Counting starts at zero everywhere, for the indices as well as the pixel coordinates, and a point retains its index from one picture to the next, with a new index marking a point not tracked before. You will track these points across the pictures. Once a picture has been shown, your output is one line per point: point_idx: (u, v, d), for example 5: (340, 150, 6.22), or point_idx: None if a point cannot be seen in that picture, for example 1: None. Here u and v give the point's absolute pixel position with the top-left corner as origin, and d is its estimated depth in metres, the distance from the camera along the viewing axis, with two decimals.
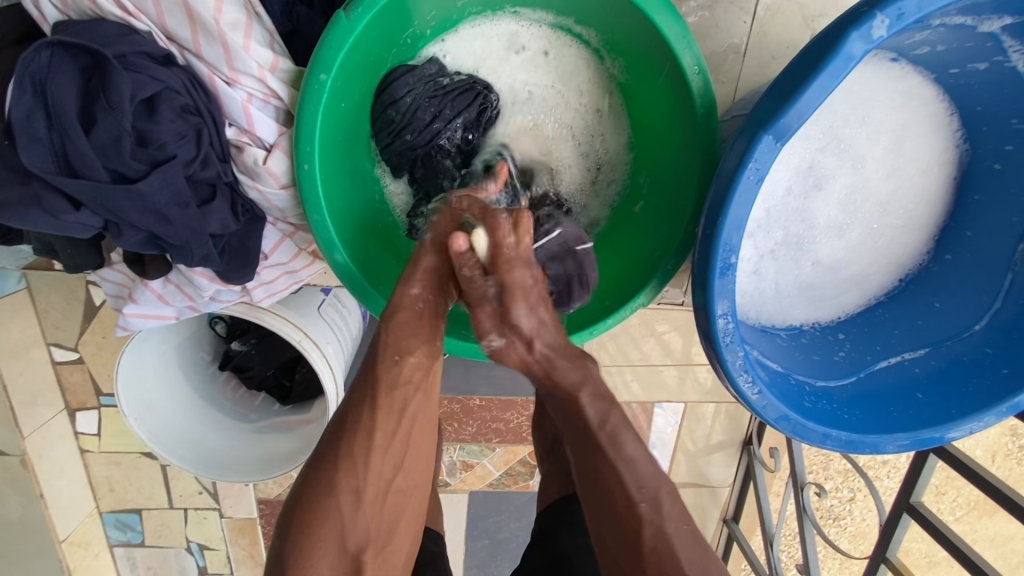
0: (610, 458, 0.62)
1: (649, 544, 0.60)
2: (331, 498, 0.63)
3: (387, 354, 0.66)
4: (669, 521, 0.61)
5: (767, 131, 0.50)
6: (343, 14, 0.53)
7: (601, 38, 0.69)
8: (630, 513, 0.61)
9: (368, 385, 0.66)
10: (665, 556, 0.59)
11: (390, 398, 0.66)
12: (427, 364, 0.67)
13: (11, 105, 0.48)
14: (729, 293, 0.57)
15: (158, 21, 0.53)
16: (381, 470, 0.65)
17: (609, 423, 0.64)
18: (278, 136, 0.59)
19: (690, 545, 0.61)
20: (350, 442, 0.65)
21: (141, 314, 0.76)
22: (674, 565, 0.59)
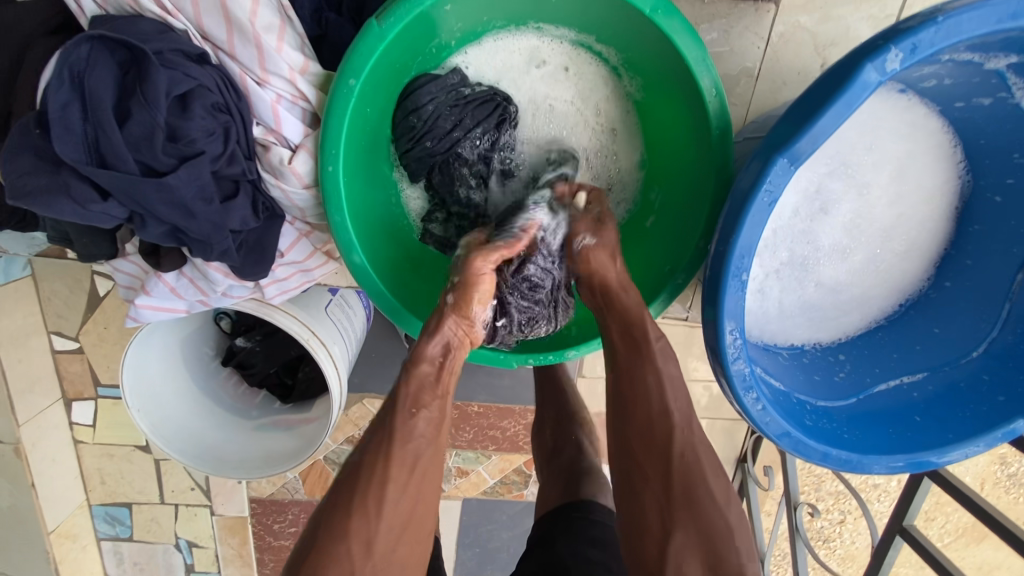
0: (659, 368, 0.65)
1: (679, 452, 0.62)
2: (340, 544, 0.59)
3: (404, 409, 0.65)
4: (699, 436, 0.63)
5: (782, 154, 0.52)
6: (375, 22, 0.55)
7: (621, 58, 0.70)
8: (664, 423, 0.63)
9: (383, 436, 0.64)
10: (693, 466, 0.61)
11: (405, 451, 0.64)
12: (441, 419, 0.67)
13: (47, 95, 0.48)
14: (738, 308, 0.58)
15: (194, 20, 0.54)
16: (393, 522, 0.62)
17: (662, 342, 0.66)
18: (303, 136, 0.60)
19: (719, 469, 0.63)
20: (365, 489, 0.62)
21: (152, 306, 0.77)
22: (698, 475, 0.61)
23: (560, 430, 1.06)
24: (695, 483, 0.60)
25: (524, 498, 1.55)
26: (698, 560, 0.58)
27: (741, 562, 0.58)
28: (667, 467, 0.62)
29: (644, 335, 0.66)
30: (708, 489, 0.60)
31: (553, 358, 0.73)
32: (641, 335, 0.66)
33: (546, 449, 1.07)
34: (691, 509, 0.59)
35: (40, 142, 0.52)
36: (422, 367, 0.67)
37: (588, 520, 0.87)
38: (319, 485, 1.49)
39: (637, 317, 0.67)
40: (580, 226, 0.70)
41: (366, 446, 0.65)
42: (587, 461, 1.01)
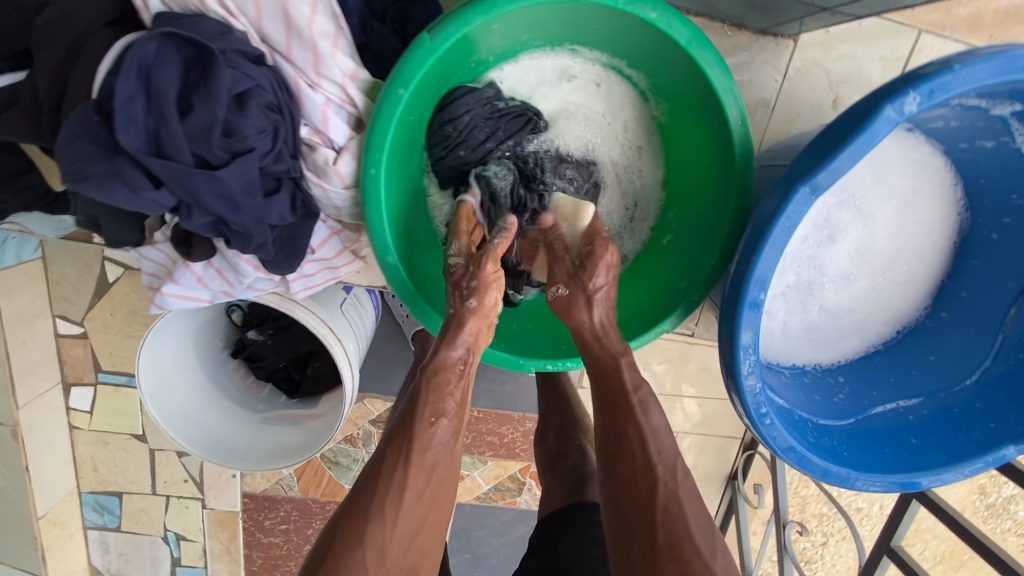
0: (639, 421, 0.65)
1: (663, 506, 0.61)
2: (356, 551, 0.62)
3: (423, 417, 0.67)
4: (684, 488, 0.62)
5: (804, 183, 0.55)
6: (427, 36, 0.57)
7: (649, 83, 0.73)
8: (647, 478, 0.62)
9: (402, 443, 0.66)
10: (677, 518, 0.60)
11: (423, 459, 0.66)
12: (458, 431, 0.68)
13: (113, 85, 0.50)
14: (754, 327, 0.61)
15: (255, 23, 0.56)
16: (407, 528, 0.64)
17: (641, 393, 0.67)
18: (348, 139, 0.62)
19: (707, 525, 0.61)
20: (381, 495, 0.64)
21: (179, 295, 0.78)
22: (685, 532, 0.60)
23: (564, 435, 1.08)
24: (682, 538, 0.59)
25: (516, 505, 1.56)
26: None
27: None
28: (652, 522, 0.61)
29: (623, 387, 0.67)
30: (695, 547, 0.59)
31: (571, 365, 0.75)
32: (620, 387, 0.67)
33: (549, 454, 1.09)
34: (681, 567, 0.58)
35: (98, 130, 0.54)
36: (440, 373, 0.69)
37: (591, 521, 0.91)
38: (313, 483, 1.50)
39: (612, 366, 0.69)
40: (559, 276, 0.74)
41: (384, 450, 0.67)
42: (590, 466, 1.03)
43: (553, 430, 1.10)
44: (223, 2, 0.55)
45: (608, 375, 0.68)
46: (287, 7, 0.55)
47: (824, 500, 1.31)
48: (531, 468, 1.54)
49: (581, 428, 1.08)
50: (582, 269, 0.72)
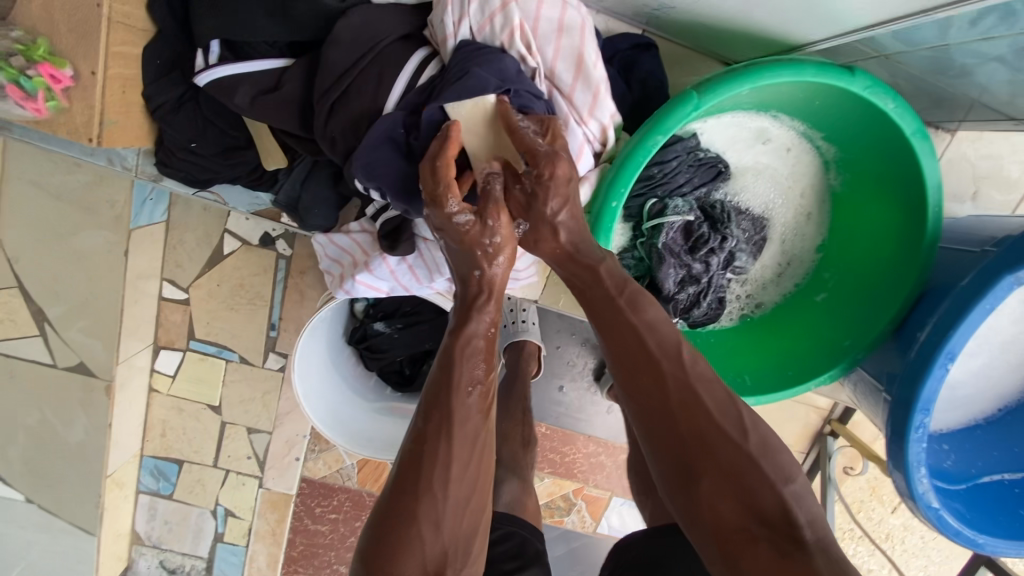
0: (631, 315, 0.66)
1: (678, 400, 0.63)
2: (410, 530, 0.60)
3: (460, 387, 0.64)
4: (694, 374, 0.64)
5: (1011, 273, 0.62)
6: (696, 93, 0.65)
7: (838, 155, 0.81)
8: (653, 370, 0.64)
9: (442, 413, 0.64)
10: (695, 406, 0.63)
11: (465, 430, 0.64)
12: (493, 389, 0.66)
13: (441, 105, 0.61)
14: (933, 396, 0.67)
15: (548, 62, 0.64)
16: (459, 500, 0.63)
17: (626, 292, 0.67)
18: (589, 169, 0.70)
19: (727, 404, 0.64)
20: (428, 469, 0.62)
21: (369, 283, 0.82)
22: (705, 415, 0.62)
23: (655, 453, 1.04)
24: (704, 425, 0.62)
25: (562, 525, 1.60)
26: (731, 501, 0.60)
27: (774, 489, 0.60)
28: (671, 418, 0.63)
29: (607, 292, 0.67)
30: (717, 431, 0.62)
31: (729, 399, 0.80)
32: (605, 291, 0.67)
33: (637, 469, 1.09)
34: (709, 451, 0.61)
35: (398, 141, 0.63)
36: (475, 341, 0.67)
37: None
38: (373, 476, 1.51)
39: (592, 277, 0.68)
40: (514, 210, 0.66)
41: (421, 427, 0.64)
42: None
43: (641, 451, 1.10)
44: (527, 42, 0.63)
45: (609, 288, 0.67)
46: (584, 55, 0.63)
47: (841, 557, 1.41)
48: (584, 490, 1.58)
49: None
50: (533, 196, 0.64)
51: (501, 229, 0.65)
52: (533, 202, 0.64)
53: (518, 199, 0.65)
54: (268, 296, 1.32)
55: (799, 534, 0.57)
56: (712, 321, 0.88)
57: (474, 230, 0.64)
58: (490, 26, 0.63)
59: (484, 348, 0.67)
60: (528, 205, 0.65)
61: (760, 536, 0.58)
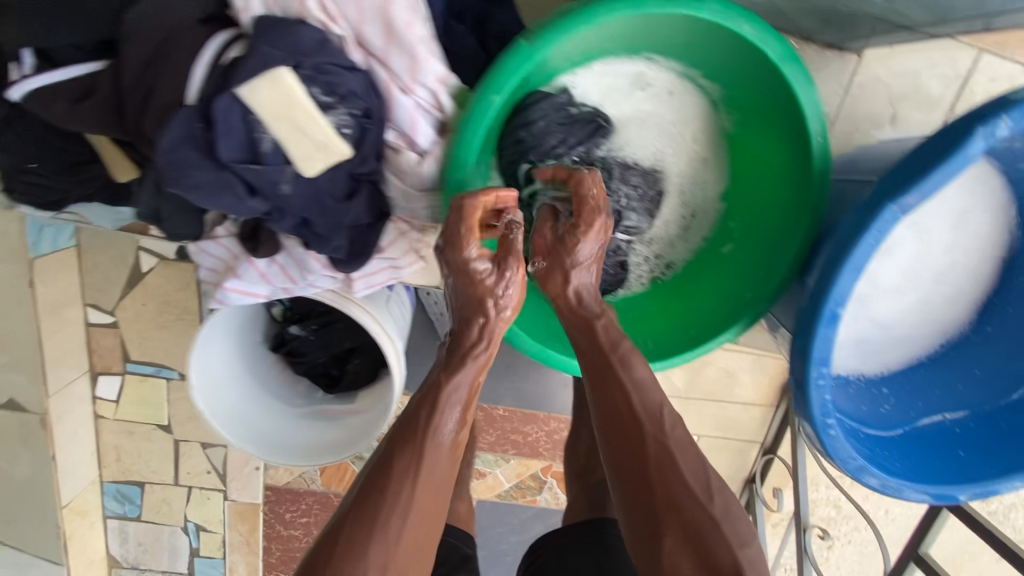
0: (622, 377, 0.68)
1: (654, 459, 0.65)
2: (359, 562, 0.61)
3: (436, 431, 0.67)
4: (673, 438, 0.66)
5: (892, 202, 0.56)
6: (525, 42, 0.58)
7: (723, 93, 0.74)
8: (637, 429, 0.67)
9: (414, 456, 0.66)
10: (670, 470, 0.64)
11: (432, 475, 0.66)
12: (463, 441, 0.69)
13: (218, 98, 0.53)
14: (829, 342, 0.62)
15: (354, 26, 0.56)
16: (412, 543, 0.64)
17: (620, 350, 0.70)
18: (433, 144, 0.62)
19: (703, 471, 0.65)
20: (387, 509, 0.63)
21: (240, 290, 0.78)
22: (679, 479, 0.64)
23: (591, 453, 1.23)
24: (675, 486, 0.63)
25: (536, 503, 1.57)
26: (690, 561, 0.60)
27: (732, 552, 0.60)
28: (644, 476, 0.65)
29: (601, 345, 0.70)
30: (690, 492, 0.63)
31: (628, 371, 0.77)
32: (597, 345, 0.70)
33: (579, 459, 1.24)
34: (678, 512, 0.62)
35: (203, 136, 0.55)
36: (459, 392, 0.70)
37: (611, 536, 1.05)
38: (337, 476, 1.49)
39: (585, 327, 0.72)
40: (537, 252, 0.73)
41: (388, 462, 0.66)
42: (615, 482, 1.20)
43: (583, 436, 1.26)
44: (325, 7, 0.56)
45: (597, 353, 0.70)
46: (388, 12, 0.55)
47: (832, 504, 1.39)
48: (554, 467, 1.55)
49: None
50: (565, 243, 0.71)
51: (516, 279, 0.69)
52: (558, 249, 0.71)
53: (547, 242, 0.72)
54: (195, 310, 1.28)
55: None
56: (617, 287, 0.83)
57: (493, 274, 0.67)
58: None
59: (466, 397, 0.70)
60: (552, 245, 0.71)
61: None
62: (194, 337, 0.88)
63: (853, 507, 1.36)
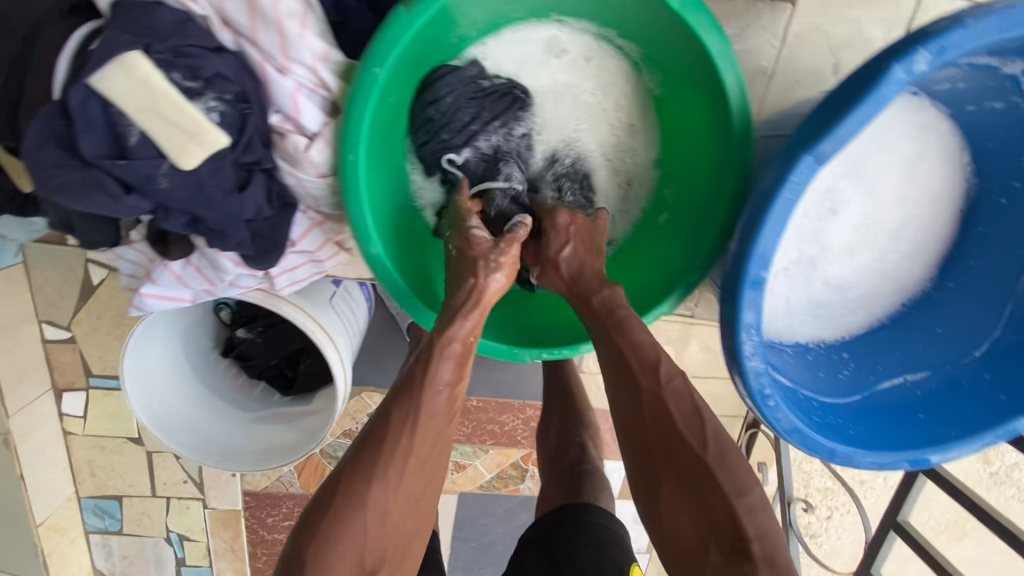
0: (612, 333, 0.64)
1: (645, 407, 0.61)
2: (356, 513, 0.61)
3: (430, 385, 0.65)
4: (667, 388, 0.61)
5: (809, 151, 0.51)
6: (402, 9, 0.54)
7: (641, 53, 0.70)
8: (630, 382, 0.62)
9: (409, 410, 0.64)
10: (661, 419, 0.60)
11: (428, 429, 0.65)
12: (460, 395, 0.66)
13: (71, 91, 0.50)
14: (756, 308, 0.59)
15: (216, 5, 0.53)
16: (409, 495, 0.64)
17: (616, 307, 0.65)
18: (323, 125, 0.59)
19: (697, 419, 0.60)
20: (383, 462, 0.63)
21: (158, 295, 0.76)
22: (672, 429, 0.60)
23: (564, 433, 1.20)
24: (672, 437, 0.60)
25: (520, 491, 1.52)
26: (689, 513, 0.58)
27: (727, 500, 0.57)
28: (643, 428, 0.62)
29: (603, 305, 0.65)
30: (685, 442, 0.59)
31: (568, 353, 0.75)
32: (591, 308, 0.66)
33: (551, 445, 1.20)
34: (673, 462, 0.59)
35: (67, 134, 0.52)
36: (451, 347, 0.65)
37: (581, 519, 1.02)
38: (315, 478, 1.45)
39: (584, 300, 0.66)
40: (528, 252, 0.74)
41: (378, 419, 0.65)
42: (586, 463, 1.15)
43: (556, 421, 1.21)
44: None
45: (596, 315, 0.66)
46: None
47: (827, 474, 1.35)
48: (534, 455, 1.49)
49: (583, 426, 1.20)
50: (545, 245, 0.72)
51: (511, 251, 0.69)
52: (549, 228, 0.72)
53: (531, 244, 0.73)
54: None
55: (743, 543, 0.55)
56: None
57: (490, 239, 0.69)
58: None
59: (459, 353, 0.66)
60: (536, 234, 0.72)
61: (709, 542, 0.57)
62: (123, 349, 0.86)
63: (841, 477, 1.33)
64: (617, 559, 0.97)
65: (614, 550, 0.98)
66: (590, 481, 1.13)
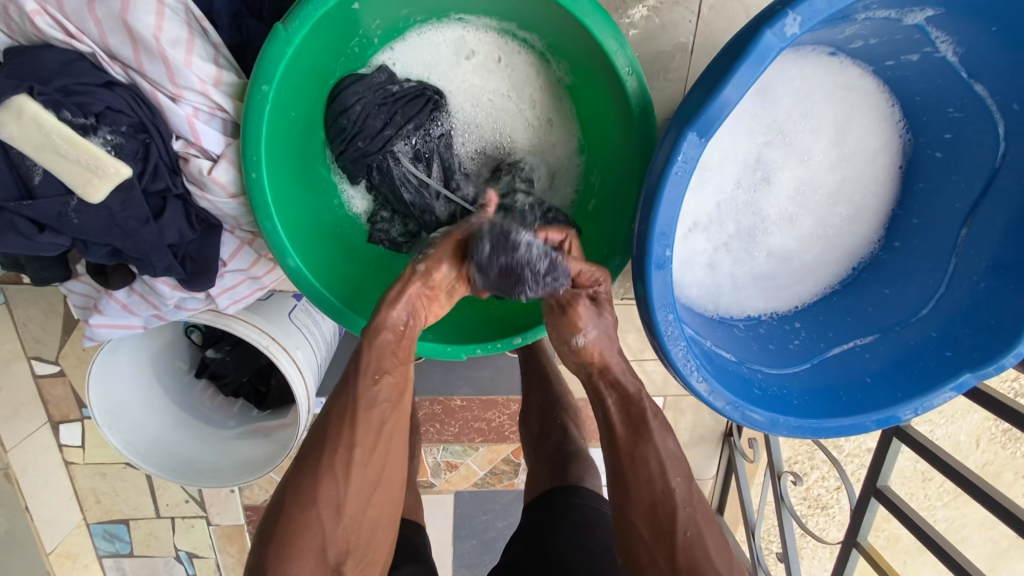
0: (658, 446, 0.66)
1: (684, 530, 0.63)
2: (311, 511, 0.62)
3: (368, 374, 0.65)
4: (701, 511, 0.65)
5: (691, 127, 0.51)
6: (281, 26, 0.55)
7: (544, 42, 0.71)
8: (667, 502, 0.64)
9: (347, 405, 0.64)
10: (698, 546, 0.63)
11: (369, 417, 0.64)
12: (403, 380, 0.66)
13: None
14: (667, 286, 0.59)
15: (100, 41, 0.57)
16: (362, 486, 0.64)
17: (658, 419, 0.68)
18: (225, 147, 0.62)
19: (726, 551, 0.64)
20: (329, 455, 0.64)
21: (108, 324, 0.78)
22: (702, 551, 0.63)
23: (546, 417, 1.13)
24: (701, 561, 0.62)
25: (516, 486, 1.43)
26: None
27: None
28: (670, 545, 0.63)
29: (642, 416, 0.68)
30: (713, 565, 0.62)
31: (501, 346, 0.73)
32: (642, 411, 0.68)
33: (533, 432, 1.15)
34: None
35: None
36: (383, 334, 0.65)
37: (569, 504, 0.96)
38: None
39: (634, 393, 0.69)
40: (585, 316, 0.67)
41: (327, 415, 0.66)
42: (573, 444, 1.10)
43: (535, 411, 1.15)
44: (63, 24, 0.56)
45: (631, 426, 0.68)
46: (127, 20, 0.55)
47: (832, 445, 1.32)
48: None
49: (562, 407, 1.14)
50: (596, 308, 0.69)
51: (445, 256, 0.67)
52: (554, 265, 0.65)
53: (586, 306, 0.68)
54: None
55: None
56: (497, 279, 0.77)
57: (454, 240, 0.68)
58: (13, 20, 0.56)
59: (393, 340, 0.66)
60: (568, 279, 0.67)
61: None
62: (86, 379, 0.89)
63: (841, 448, 1.32)
64: (606, 540, 0.91)
65: (603, 531, 0.93)
66: (578, 463, 1.07)
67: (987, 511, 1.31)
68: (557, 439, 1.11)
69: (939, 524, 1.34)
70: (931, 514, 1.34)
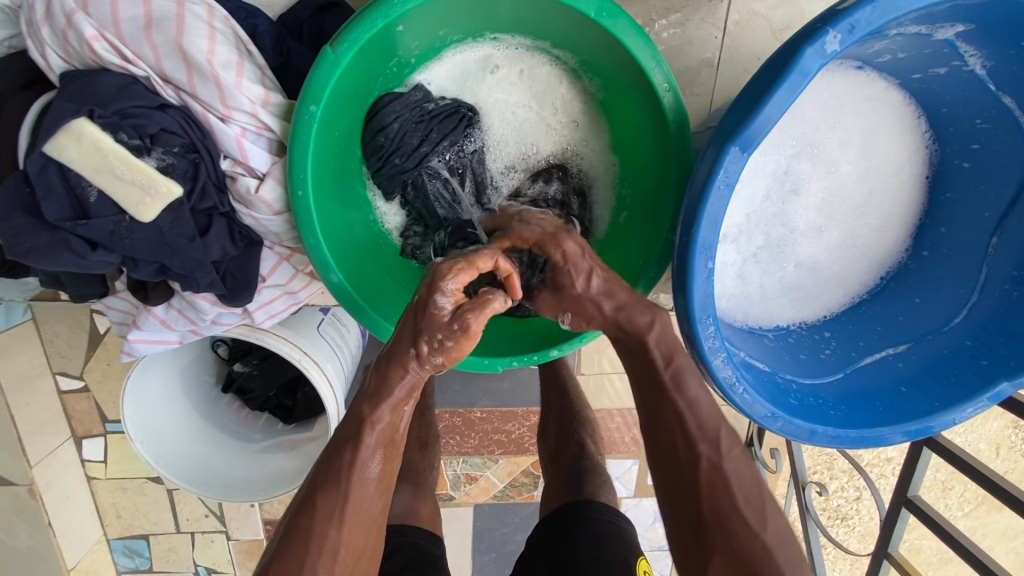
0: (674, 399, 0.64)
1: (707, 483, 0.62)
2: None
3: (360, 470, 0.65)
4: (729, 461, 0.62)
5: (734, 142, 0.52)
6: (330, 49, 0.56)
7: (575, 58, 0.72)
8: (689, 452, 0.63)
9: (337, 501, 0.65)
10: (723, 494, 0.61)
11: (359, 515, 0.65)
12: (390, 477, 0.67)
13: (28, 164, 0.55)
14: (708, 297, 0.60)
15: (155, 65, 0.59)
16: None
17: (672, 368, 0.65)
18: (271, 165, 0.64)
19: (755, 494, 0.62)
20: (313, 560, 0.63)
21: (145, 339, 0.79)
22: (731, 505, 0.61)
23: (564, 428, 1.13)
24: (726, 511, 0.60)
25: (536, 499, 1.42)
26: None
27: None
28: (695, 504, 0.62)
29: (654, 367, 0.65)
30: (741, 517, 0.60)
31: (536, 359, 0.74)
32: (650, 362, 0.65)
33: (551, 445, 1.15)
34: (727, 539, 0.59)
35: (31, 200, 0.57)
36: (380, 429, 0.65)
37: (584, 518, 0.96)
38: None
39: (640, 343, 0.66)
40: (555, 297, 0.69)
41: (309, 509, 0.65)
42: (588, 459, 1.09)
43: (553, 420, 1.15)
44: (119, 50, 0.58)
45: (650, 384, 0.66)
46: (182, 46, 0.57)
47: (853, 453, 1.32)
48: None
49: (579, 420, 1.14)
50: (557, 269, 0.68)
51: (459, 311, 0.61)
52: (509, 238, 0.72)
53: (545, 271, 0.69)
54: None
55: None
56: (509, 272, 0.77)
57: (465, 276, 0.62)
58: (70, 46, 0.58)
59: (388, 435, 0.66)
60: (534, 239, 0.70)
61: None
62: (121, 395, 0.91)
63: (862, 457, 1.31)
64: (622, 556, 0.91)
65: (620, 546, 0.93)
66: (593, 477, 1.06)
67: (1012, 520, 1.30)
68: (573, 454, 1.11)
69: (963, 533, 1.32)
70: (953, 520, 1.32)
